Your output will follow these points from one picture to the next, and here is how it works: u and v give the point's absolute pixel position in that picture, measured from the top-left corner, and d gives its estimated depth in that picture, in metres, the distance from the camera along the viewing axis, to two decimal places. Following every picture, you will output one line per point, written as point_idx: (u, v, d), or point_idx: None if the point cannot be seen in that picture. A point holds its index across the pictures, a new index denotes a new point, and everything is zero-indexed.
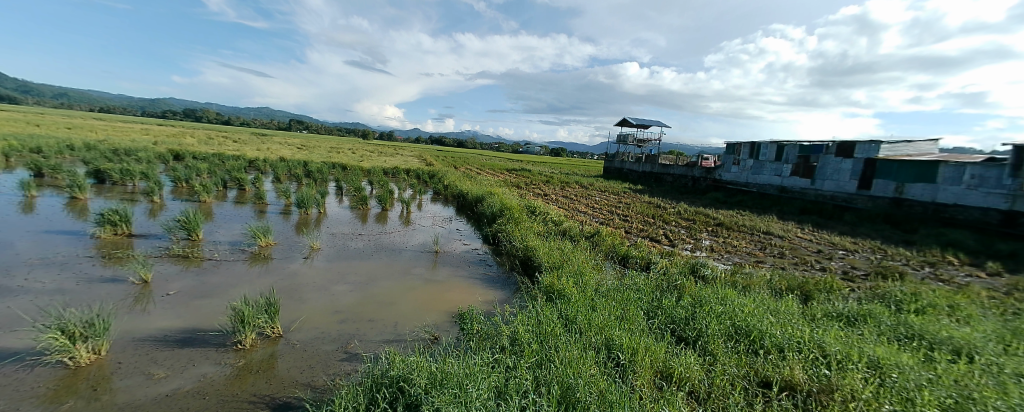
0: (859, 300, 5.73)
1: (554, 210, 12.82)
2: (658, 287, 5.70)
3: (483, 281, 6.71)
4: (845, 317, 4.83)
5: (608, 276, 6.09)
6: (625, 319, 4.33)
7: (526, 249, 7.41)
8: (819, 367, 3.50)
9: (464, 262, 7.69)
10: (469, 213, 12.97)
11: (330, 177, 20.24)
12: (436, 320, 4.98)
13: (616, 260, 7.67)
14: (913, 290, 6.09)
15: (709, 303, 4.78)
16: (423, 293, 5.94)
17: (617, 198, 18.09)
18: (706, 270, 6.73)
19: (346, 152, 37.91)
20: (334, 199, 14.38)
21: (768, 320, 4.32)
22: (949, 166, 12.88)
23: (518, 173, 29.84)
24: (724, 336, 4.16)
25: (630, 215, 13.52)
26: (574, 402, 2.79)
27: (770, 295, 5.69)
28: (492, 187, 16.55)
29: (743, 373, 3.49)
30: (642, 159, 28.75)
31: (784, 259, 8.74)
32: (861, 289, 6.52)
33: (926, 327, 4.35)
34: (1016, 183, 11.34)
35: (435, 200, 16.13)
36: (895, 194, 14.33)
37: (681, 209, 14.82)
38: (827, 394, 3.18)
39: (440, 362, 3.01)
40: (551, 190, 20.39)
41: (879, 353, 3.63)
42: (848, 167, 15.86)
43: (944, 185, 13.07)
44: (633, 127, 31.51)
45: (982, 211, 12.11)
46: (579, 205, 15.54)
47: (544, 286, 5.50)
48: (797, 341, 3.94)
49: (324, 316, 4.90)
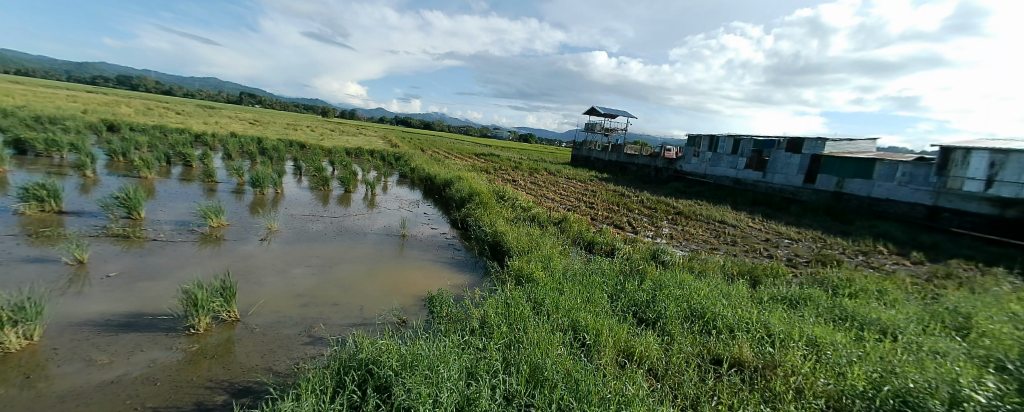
0: (801, 284, 6.23)
1: (523, 195, 12.93)
2: (622, 271, 5.95)
3: (451, 265, 6.68)
4: (788, 300, 5.25)
5: (575, 260, 6.25)
6: (591, 302, 4.48)
7: (494, 234, 7.41)
8: (765, 345, 3.80)
9: (433, 246, 7.63)
10: (437, 198, 12.80)
11: (288, 155, 19.22)
12: (403, 304, 4.93)
13: (582, 245, 7.87)
14: (848, 276, 6.71)
15: (669, 287, 5.06)
16: (389, 276, 5.85)
17: (583, 186, 18.40)
18: (666, 256, 7.07)
19: (304, 130, 36.14)
20: (293, 179, 13.73)
21: (721, 303, 4.63)
22: (884, 164, 14.10)
23: (486, 158, 29.70)
24: (681, 317, 4.42)
25: (596, 202, 13.86)
26: (541, 380, 2.89)
27: (723, 279, 6.10)
28: (460, 171, 16.38)
29: (697, 351, 3.73)
30: (609, 148, 29.35)
31: (736, 247, 9.32)
32: (802, 275, 7.09)
33: (858, 310, 4.83)
34: (941, 181, 12.65)
35: (401, 183, 15.76)
36: (836, 188, 15.54)
37: (644, 197, 15.36)
38: (770, 369, 3.46)
39: (410, 344, 2.99)
40: (519, 176, 20.48)
41: (817, 332, 3.99)
42: (796, 162, 17.00)
43: (878, 181, 14.32)
44: (601, 116, 32.07)
45: (909, 205, 13.43)
46: (546, 192, 15.69)
47: (513, 270, 5.56)
48: (746, 322, 4.24)
49: (284, 300, 4.72)
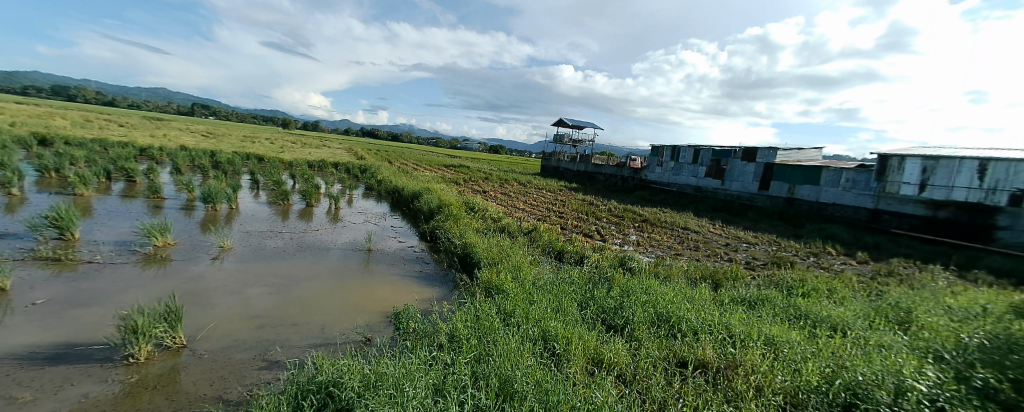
0: (759, 286, 6.55)
1: (493, 206, 12.92)
2: (591, 279, 6.03)
3: (419, 279, 6.52)
4: (747, 301, 5.50)
5: (545, 270, 6.28)
6: (561, 311, 4.51)
7: (464, 246, 7.33)
8: (727, 346, 3.93)
9: (400, 260, 7.44)
10: (404, 210, 12.56)
11: (245, 169, 18.32)
12: (368, 321, 4.74)
13: (552, 254, 7.93)
14: (801, 276, 7.12)
15: (636, 293, 5.19)
16: (353, 293, 5.64)
17: (552, 196, 18.63)
18: (633, 262, 7.26)
19: (264, 143, 34.63)
20: (250, 194, 13.07)
21: (686, 306, 4.77)
22: (830, 171, 15.15)
23: (456, 169, 29.52)
24: (649, 322, 4.52)
25: (565, 211, 14.06)
26: (511, 393, 2.85)
27: (686, 284, 6.31)
28: (429, 183, 16.19)
29: (664, 355, 3.81)
30: (577, 158, 30.00)
31: (699, 251, 9.70)
32: (760, 277, 7.46)
33: (811, 308, 5.12)
34: (880, 186, 13.74)
35: (367, 196, 15.37)
36: (787, 194, 16.54)
37: (611, 206, 15.74)
38: (732, 369, 3.58)
39: (374, 363, 2.87)
40: (489, 187, 20.48)
41: (774, 331, 4.19)
42: (752, 170, 17.99)
43: (825, 187, 15.36)
44: (569, 127, 32.78)
45: (853, 209, 14.47)
46: (516, 202, 15.77)
47: (483, 281, 5.50)
48: (709, 325, 4.39)
49: (238, 323, 4.44)
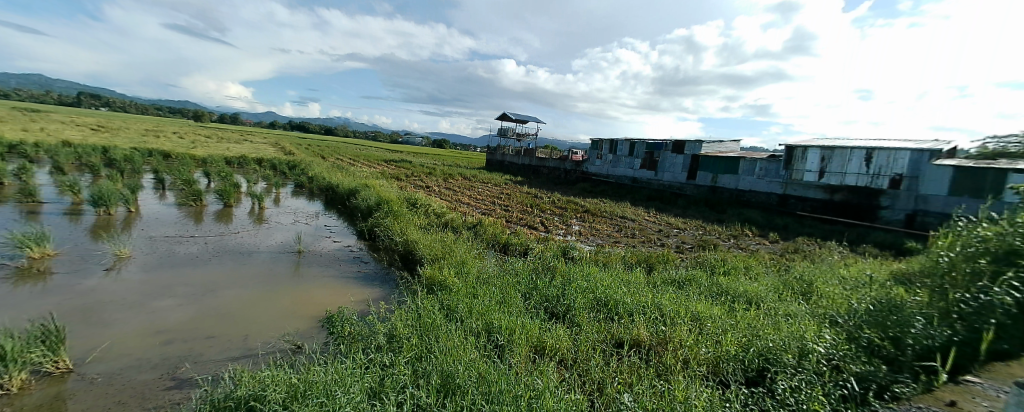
0: (688, 267, 7.11)
1: (436, 201, 12.66)
2: (535, 269, 6.14)
3: (357, 279, 6.21)
4: (677, 282, 5.93)
5: (489, 263, 6.29)
6: (505, 303, 4.53)
7: (406, 243, 7.10)
8: (659, 324, 4.20)
9: (335, 261, 7.04)
10: (341, 208, 11.89)
11: (150, 168, 16.20)
12: (298, 327, 4.42)
13: (497, 247, 7.95)
14: (723, 257, 7.83)
15: (577, 280, 5.38)
16: (281, 299, 5.22)
17: (497, 189, 18.68)
18: (574, 252, 7.51)
19: (173, 137, 30.83)
20: (156, 195, 11.59)
21: (623, 290, 5.03)
22: (746, 161, 16.77)
23: (397, 164, 28.49)
24: (589, 307, 4.70)
25: (510, 204, 14.17)
26: (453, 388, 2.81)
27: (624, 269, 6.66)
28: (368, 179, 15.47)
29: (602, 338, 3.98)
30: (521, 152, 30.37)
31: (635, 238, 10.27)
32: (688, 259, 8.09)
33: (730, 285, 5.64)
34: (787, 174, 15.49)
35: (299, 194, 14.33)
36: (711, 183, 18.05)
37: (554, 198, 16.14)
38: (663, 346, 3.83)
39: (303, 372, 2.68)
40: (432, 182, 20.04)
41: (699, 308, 4.55)
42: (681, 161, 19.38)
43: (742, 176, 16.98)
44: (512, 121, 33.03)
45: (766, 194, 16.17)
46: (460, 197, 15.60)
47: (425, 278, 5.36)
48: (643, 306, 4.66)
49: (140, 340, 3.92)
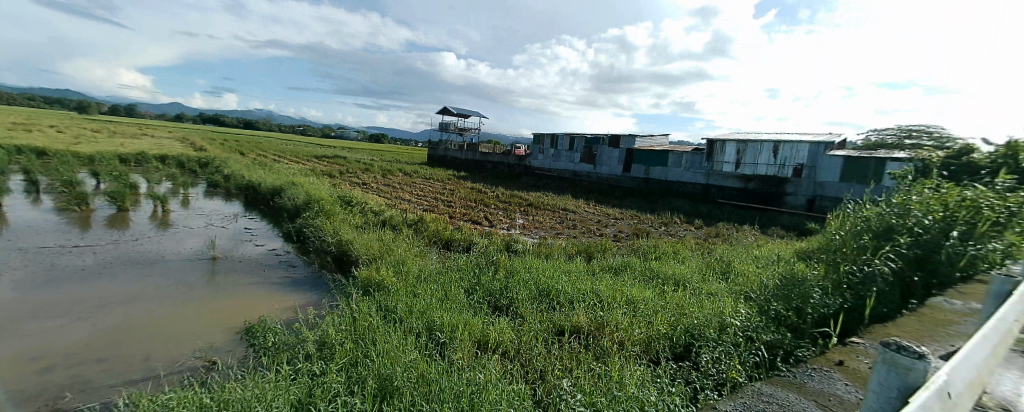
0: (623, 254, 7.51)
1: (374, 199, 12.11)
2: (478, 264, 6.11)
3: (284, 285, 5.75)
4: (614, 269, 6.24)
5: (431, 260, 6.15)
6: (447, 299, 4.46)
7: (340, 244, 6.70)
8: (597, 310, 4.38)
9: (259, 266, 6.46)
10: (265, 208, 10.92)
11: (19, 168, 13.67)
12: (213, 342, 4.00)
13: (439, 244, 7.80)
14: (654, 243, 8.38)
15: (519, 273, 5.44)
16: (193, 311, 4.69)
17: (440, 185, 18.33)
18: (517, 245, 7.59)
19: (50, 132, 26.26)
20: (27, 200, 9.79)
21: (563, 280, 5.18)
22: (674, 154, 18.06)
23: (330, 161, 26.78)
24: (531, 298, 4.77)
25: (453, 200, 13.98)
26: (391, 391, 2.69)
27: (565, 259, 6.87)
28: (297, 177, 14.38)
29: (544, 326, 4.06)
30: (464, 146, 30.06)
31: (576, 229, 10.64)
32: (624, 246, 8.54)
33: (661, 269, 6.06)
34: (709, 166, 16.95)
35: (215, 195, 12.93)
36: (644, 175, 19.20)
37: (497, 192, 16.19)
38: (600, 330, 3.99)
39: (216, 390, 2.41)
40: (369, 178, 19.14)
41: (633, 292, 4.82)
42: (616, 154, 20.37)
43: (671, 168, 18.26)
44: (453, 115, 32.54)
45: (692, 185, 17.54)
46: (400, 193, 15.08)
47: (360, 280, 5.10)
48: (583, 293, 4.84)
49: (7, 370, 3.32)
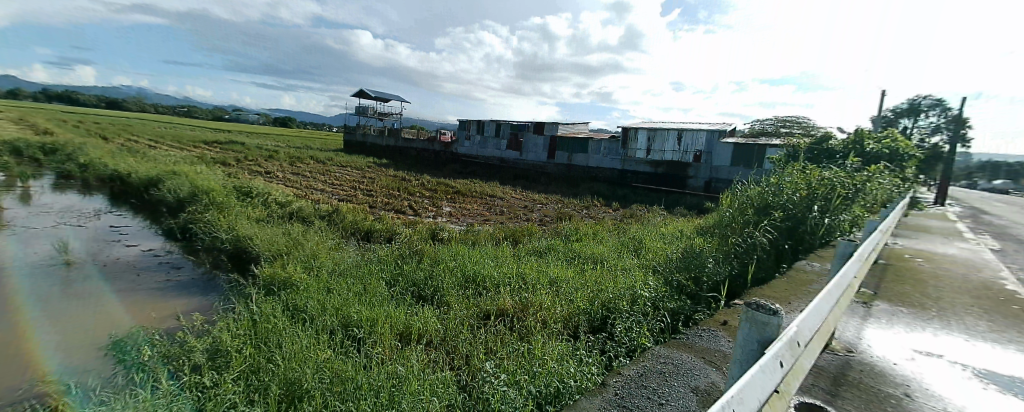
0: (548, 237, 7.78)
1: (282, 189, 10.98)
2: (401, 254, 5.87)
3: (168, 289, 4.98)
4: (539, 251, 6.44)
5: (348, 253, 5.76)
6: (365, 293, 4.22)
7: (239, 240, 5.96)
8: (522, 292, 4.48)
9: (133, 271, 5.50)
10: (141, 202, 9.30)
11: None
12: (67, 362, 3.32)
13: (359, 235, 7.34)
14: (576, 226, 8.80)
15: (445, 261, 5.34)
16: (37, 329, 3.84)
17: (359, 173, 17.23)
18: (443, 233, 7.44)
19: None
20: None
21: (489, 265, 5.21)
22: (594, 142, 19.08)
23: (226, 147, 23.64)
24: (457, 285, 4.72)
25: (374, 189, 13.23)
26: (300, 395, 2.47)
27: (491, 245, 6.91)
28: (183, 165, 12.44)
29: (469, 312, 4.05)
30: (385, 132, 28.56)
31: (503, 215, 10.74)
32: (549, 230, 8.85)
33: (581, 249, 6.39)
34: (625, 153, 18.24)
35: (70, 188, 10.67)
36: (567, 161, 20.00)
37: (423, 180, 15.70)
38: (524, 310, 4.09)
39: None
40: (276, 167, 17.29)
41: (556, 273, 5.01)
42: (541, 141, 20.92)
43: (591, 154, 19.26)
44: (372, 99, 30.65)
45: (610, 170, 18.71)
46: (314, 183, 13.87)
47: (263, 279, 4.59)
48: (508, 277, 4.91)
49: None
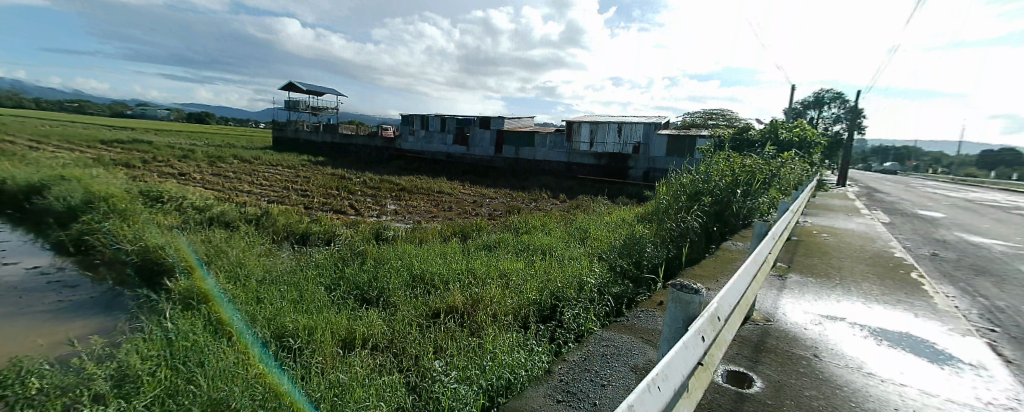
0: (497, 231, 7.78)
1: (202, 193, 9.92)
2: (342, 257, 5.56)
3: (59, 311, 4.30)
4: (488, 246, 6.41)
5: (282, 259, 5.35)
6: (302, 300, 3.94)
7: (150, 251, 5.28)
8: (472, 287, 4.44)
9: (10, 294, 4.68)
10: (20, 213, 7.92)
11: None
12: None
13: (294, 239, 6.84)
14: (524, 218, 8.89)
15: (390, 261, 5.14)
16: None
17: (293, 173, 16.05)
18: (388, 232, 7.16)
19: None
20: None
21: (438, 262, 5.10)
22: (540, 136, 19.38)
23: (131, 147, 20.88)
24: (404, 285, 4.57)
25: (310, 189, 12.39)
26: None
27: (439, 242, 6.76)
28: (75, 169, 10.77)
29: (417, 312, 3.93)
30: (322, 128, 26.88)
31: (451, 211, 10.56)
32: (498, 224, 8.86)
33: (530, 242, 6.47)
34: (570, 146, 18.75)
35: None
36: (514, 155, 20.14)
37: (365, 178, 14.99)
38: (474, 305, 4.04)
39: None
40: (194, 168, 15.57)
41: (505, 266, 5.02)
42: (487, 136, 20.85)
43: (537, 147, 19.55)
44: (304, 93, 28.65)
45: (555, 163, 19.13)
46: (240, 184, 12.68)
47: (181, 293, 4.12)
48: (457, 273, 4.83)
49: None
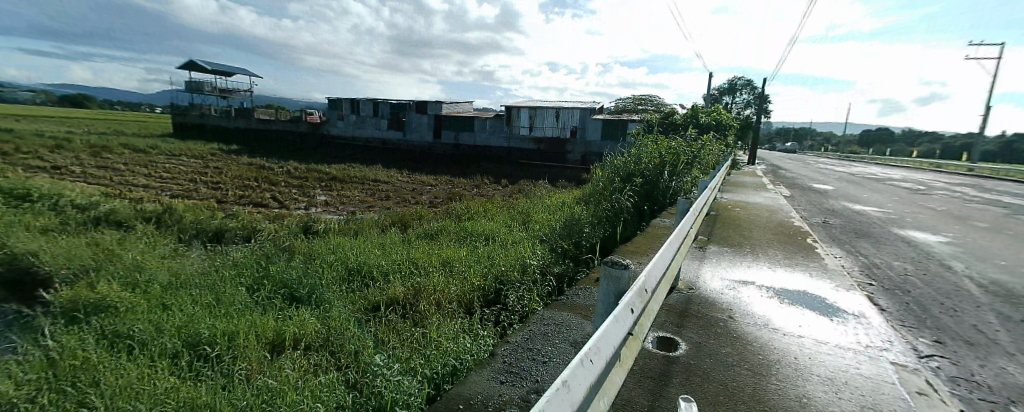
0: (438, 219, 7.61)
1: (86, 190, 8.48)
2: (266, 254, 5.09)
3: None
4: (429, 234, 6.25)
5: (192, 260, 4.76)
6: (220, 304, 3.56)
7: (16, 259, 4.41)
8: (413, 277, 4.30)
9: None
10: None
11: None
12: None
13: (207, 237, 6.12)
14: (466, 205, 8.78)
15: (322, 256, 4.81)
16: None
17: (202, 163, 14.29)
18: (319, 225, 6.67)
19: None
20: None
21: (375, 254, 4.87)
22: (479, 121, 19.15)
23: None
24: (339, 280, 4.31)
25: (225, 181, 11.13)
26: None
27: (377, 232, 6.45)
28: None
29: (354, 307, 3.73)
30: (236, 114, 24.19)
31: (389, 201, 10.12)
32: (439, 211, 8.66)
33: (471, 228, 6.40)
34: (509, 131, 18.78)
35: None
36: (453, 141, 19.74)
37: (290, 168, 13.80)
38: (416, 295, 3.93)
39: None
40: (73, 160, 13.23)
41: (448, 254, 4.94)
42: (424, 121, 20.17)
43: (477, 132, 19.33)
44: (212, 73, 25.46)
45: (495, 148, 19.08)
46: (136, 178, 11.04)
47: (63, 307, 3.51)
48: (397, 263, 4.66)
49: None
